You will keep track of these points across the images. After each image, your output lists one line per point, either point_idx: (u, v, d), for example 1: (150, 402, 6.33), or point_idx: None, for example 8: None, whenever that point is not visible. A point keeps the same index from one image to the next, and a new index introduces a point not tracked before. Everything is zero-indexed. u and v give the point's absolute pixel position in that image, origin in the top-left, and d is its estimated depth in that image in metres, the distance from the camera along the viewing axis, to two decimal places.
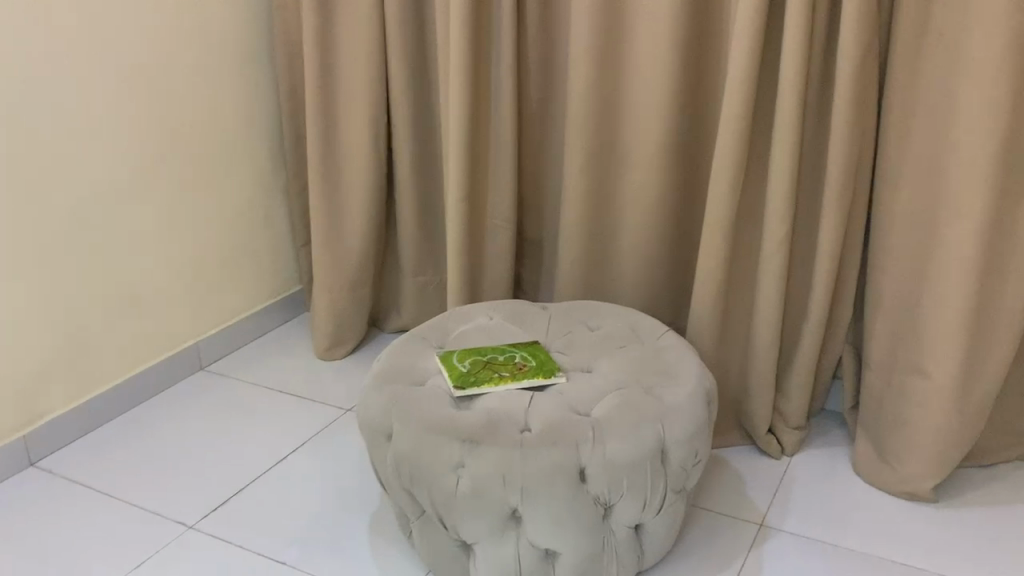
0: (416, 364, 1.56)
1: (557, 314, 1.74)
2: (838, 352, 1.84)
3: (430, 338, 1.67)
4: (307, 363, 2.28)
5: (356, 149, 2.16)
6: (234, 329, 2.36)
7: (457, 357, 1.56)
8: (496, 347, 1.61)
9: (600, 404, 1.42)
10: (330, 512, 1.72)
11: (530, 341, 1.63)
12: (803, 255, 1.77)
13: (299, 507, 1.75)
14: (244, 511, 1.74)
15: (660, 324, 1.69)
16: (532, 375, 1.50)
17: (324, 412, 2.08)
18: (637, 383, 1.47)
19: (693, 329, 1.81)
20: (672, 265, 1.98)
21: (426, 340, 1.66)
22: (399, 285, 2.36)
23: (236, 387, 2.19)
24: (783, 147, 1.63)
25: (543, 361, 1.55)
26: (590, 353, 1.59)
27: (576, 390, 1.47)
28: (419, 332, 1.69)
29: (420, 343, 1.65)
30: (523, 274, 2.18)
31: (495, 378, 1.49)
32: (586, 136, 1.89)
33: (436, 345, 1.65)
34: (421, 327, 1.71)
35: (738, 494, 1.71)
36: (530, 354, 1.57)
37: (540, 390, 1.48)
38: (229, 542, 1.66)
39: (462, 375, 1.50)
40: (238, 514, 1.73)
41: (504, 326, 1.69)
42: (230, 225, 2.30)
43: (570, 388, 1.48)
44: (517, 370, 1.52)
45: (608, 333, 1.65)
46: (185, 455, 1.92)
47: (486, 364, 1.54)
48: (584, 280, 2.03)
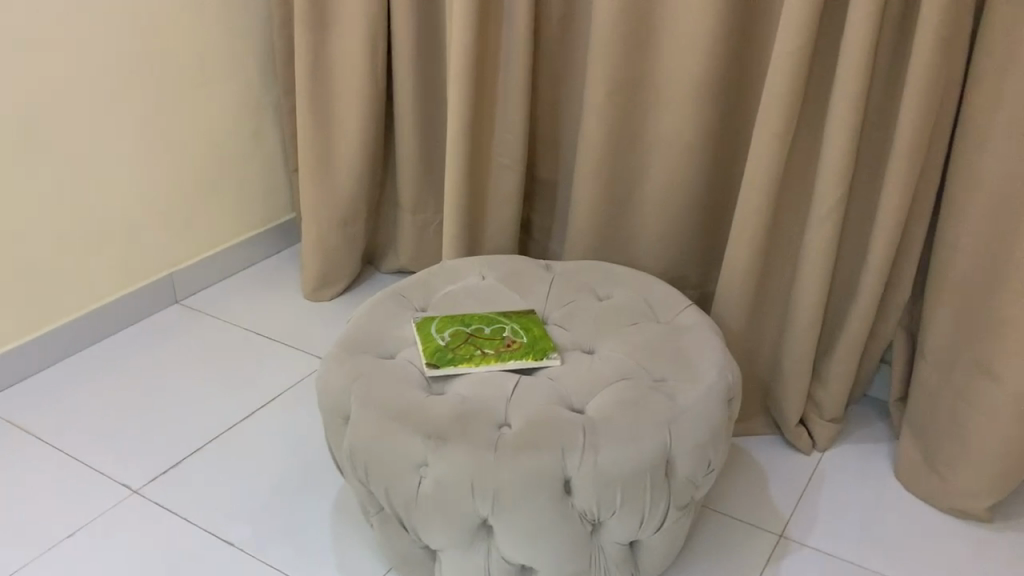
0: (385, 337, 1.34)
1: (562, 278, 1.50)
2: (888, 337, 1.57)
3: (411, 300, 1.44)
4: (291, 303, 2.07)
5: (349, 68, 1.89)
6: (214, 260, 2.15)
7: (435, 327, 1.33)
8: (484, 316, 1.38)
9: (597, 400, 1.19)
10: (292, 484, 1.54)
11: (524, 312, 1.39)
12: (858, 224, 1.49)
13: (259, 475, 1.56)
14: (198, 477, 1.55)
15: (680, 298, 1.44)
16: (520, 356, 1.27)
17: (302, 362, 1.87)
18: (643, 376, 1.24)
19: (721, 301, 1.56)
20: (702, 222, 1.71)
21: (405, 302, 1.43)
22: (397, 221, 2.11)
23: (211, 326, 1.99)
24: (846, 96, 1.34)
25: (535, 338, 1.32)
26: (593, 333, 1.36)
27: (569, 378, 1.24)
28: (400, 291, 1.46)
29: (398, 305, 1.42)
30: (533, 220, 1.93)
31: (477, 357, 1.27)
32: (610, 69, 1.60)
33: (417, 308, 1.43)
34: (402, 284, 1.48)
35: (757, 496, 1.48)
36: (522, 329, 1.34)
37: (528, 375, 1.26)
38: (175, 514, 1.47)
39: (438, 351, 1.27)
40: (190, 480, 1.55)
41: (498, 290, 1.45)
42: (213, 145, 2.06)
43: (563, 376, 1.24)
44: (503, 349, 1.29)
45: (617, 307, 1.40)
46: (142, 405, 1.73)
47: (469, 339, 1.31)
48: (600, 234, 1.77)
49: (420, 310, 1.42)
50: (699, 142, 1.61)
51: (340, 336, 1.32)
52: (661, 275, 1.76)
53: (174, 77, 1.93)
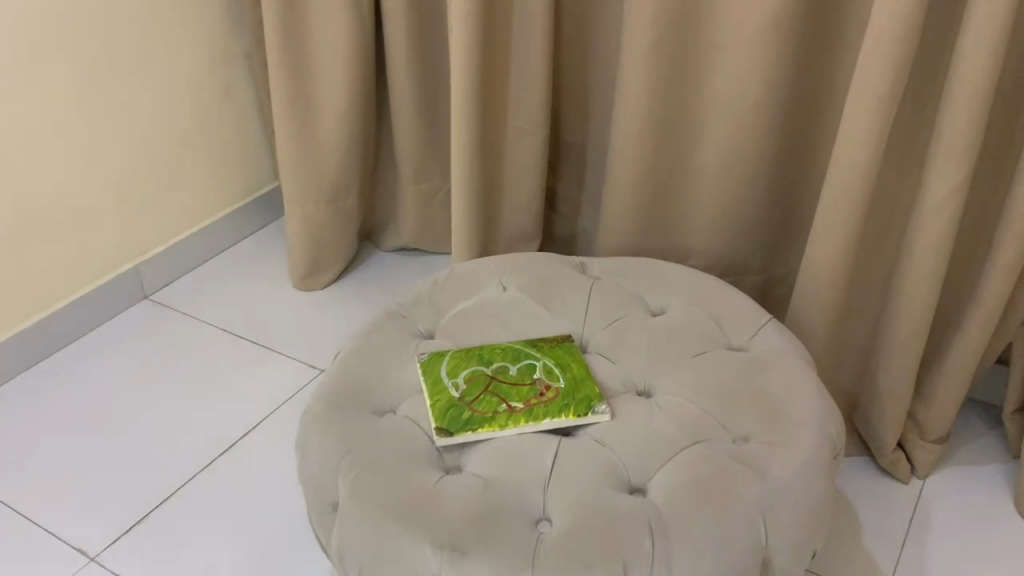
0: (376, 385, 1.04)
1: (602, 286, 1.19)
2: (1011, 339, 1.26)
3: (411, 326, 1.14)
4: (277, 294, 1.78)
5: (329, 15, 1.53)
6: (189, 246, 1.83)
7: (446, 370, 1.03)
8: (508, 346, 1.08)
9: (662, 478, 0.90)
10: (276, 552, 1.29)
11: (559, 340, 1.09)
12: (982, 205, 1.16)
13: (235, 539, 1.32)
14: (163, 542, 1.31)
15: (755, 311, 1.14)
16: (558, 413, 0.97)
17: (291, 373, 1.59)
18: (722, 440, 0.94)
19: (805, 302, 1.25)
20: (769, 195, 1.39)
21: (403, 329, 1.13)
22: (397, 191, 1.79)
23: (186, 328, 1.71)
24: (982, 50, 0.99)
25: (576, 381, 1.02)
26: (647, 369, 1.06)
27: (625, 442, 0.94)
28: (398, 313, 1.16)
29: (396, 335, 1.12)
30: (558, 189, 1.60)
31: (502, 416, 0.97)
32: (656, 14, 1.25)
33: (421, 334, 1.14)
34: (401, 302, 1.18)
35: (850, 544, 1.20)
36: (557, 367, 1.04)
37: (569, 438, 0.96)
38: None
39: (451, 409, 0.98)
40: (154, 545, 1.31)
41: (523, 306, 1.15)
42: (176, 113, 1.72)
43: (616, 439, 0.95)
44: (536, 401, 0.99)
45: (676, 330, 1.10)
46: (102, 444, 1.47)
47: (490, 383, 1.02)
48: (644, 213, 1.45)
49: (423, 339, 1.12)
50: (766, 99, 1.28)
51: (325, 386, 1.04)
52: (717, 259, 1.46)
53: (117, 38, 1.57)
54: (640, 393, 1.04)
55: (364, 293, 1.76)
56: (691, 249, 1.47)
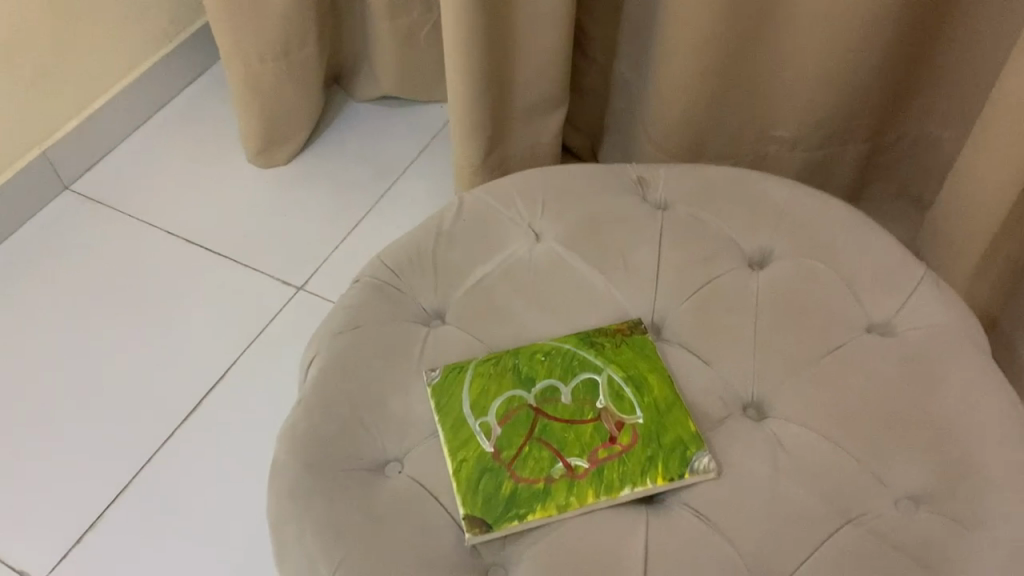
0: (369, 422, 0.73)
1: (676, 224, 0.83)
2: None
3: (410, 306, 0.81)
4: (229, 175, 1.40)
5: None
6: (105, 115, 1.41)
7: (469, 404, 0.71)
8: (555, 347, 0.74)
9: None
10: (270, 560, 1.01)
11: (626, 332, 0.75)
12: None
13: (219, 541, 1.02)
14: (126, 553, 1.02)
15: (899, 261, 0.80)
16: (639, 477, 0.67)
17: (263, 292, 1.25)
18: (885, 514, 0.65)
19: (967, 211, 0.92)
20: (897, 43, 0.99)
21: (398, 314, 0.80)
22: (369, 29, 1.36)
23: (117, 233, 1.33)
24: None
25: (659, 411, 0.70)
26: (755, 375, 0.74)
27: (746, 525, 0.65)
28: (389, 285, 0.82)
29: (388, 330, 0.79)
30: (584, 29, 1.18)
31: (560, 487, 0.66)
32: None
33: (427, 322, 0.81)
34: (392, 265, 0.83)
35: None
36: (630, 387, 0.72)
37: (658, 512, 0.67)
38: None
39: (484, 480, 0.67)
40: (116, 557, 1.01)
41: (568, 271, 0.81)
42: None
43: (728, 522, 0.65)
44: (604, 455, 0.68)
45: (790, 309, 0.77)
46: (22, 410, 1.14)
47: (536, 424, 0.70)
48: (716, 80, 1.05)
49: (429, 329, 0.79)
50: None
51: (302, 434, 0.72)
52: (811, 127, 1.08)
53: None
54: (745, 413, 0.73)
55: (343, 168, 1.39)
56: (778, 118, 1.09)
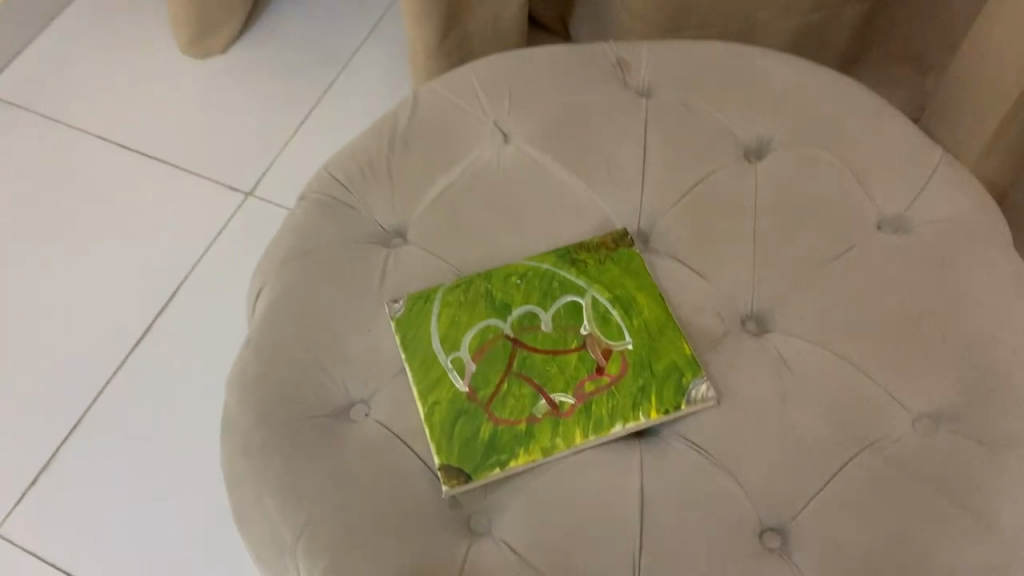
0: (328, 365, 0.65)
1: (662, 117, 0.74)
2: None
3: (367, 227, 0.73)
4: (162, 70, 1.26)
5: None
6: (14, 7, 1.25)
7: (439, 339, 0.64)
8: (531, 268, 0.67)
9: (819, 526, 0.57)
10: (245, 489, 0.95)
11: (609, 248, 0.67)
12: None
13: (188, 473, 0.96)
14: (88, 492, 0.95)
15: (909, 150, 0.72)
16: (630, 411, 0.60)
17: (209, 201, 1.14)
18: (901, 438, 0.59)
19: (989, 81, 0.83)
20: None
21: (353, 236, 0.72)
22: None
23: (42, 141, 1.20)
24: None
25: (650, 335, 0.63)
26: (755, 286, 0.67)
27: (751, 457, 0.59)
28: (341, 203, 0.74)
29: (343, 256, 0.70)
30: None
31: (544, 427, 0.60)
32: None
33: (388, 244, 0.72)
34: (344, 180, 0.75)
35: None
36: (616, 310, 0.64)
37: (652, 447, 0.60)
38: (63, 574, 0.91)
39: (458, 424, 0.60)
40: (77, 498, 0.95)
41: (543, 177, 0.72)
42: None
43: (731, 456, 0.59)
44: (590, 389, 0.61)
45: (793, 210, 0.69)
46: None
47: (514, 358, 0.63)
48: None
49: (390, 250, 0.71)
50: None
51: (256, 383, 0.65)
52: None
53: None
54: (743, 327, 0.66)
55: (287, 55, 1.26)
56: None
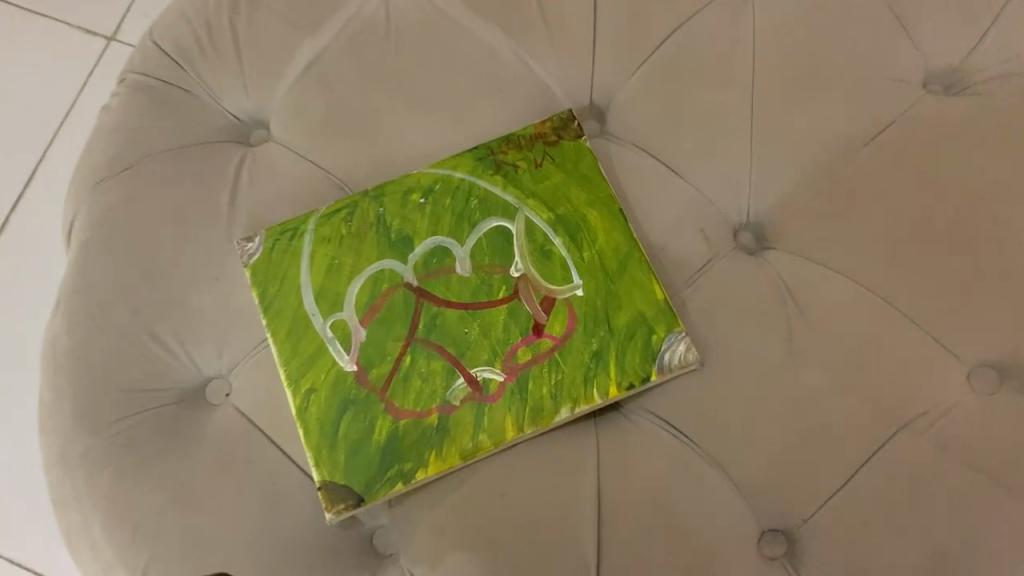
0: (163, 333, 0.47)
1: None
2: None
3: (209, 118, 0.52)
4: None
5: None
6: None
7: (313, 295, 0.45)
8: (440, 178, 0.47)
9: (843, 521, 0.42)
10: None
11: (548, 142, 0.48)
12: None
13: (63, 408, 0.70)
14: None
15: None
16: (579, 388, 0.43)
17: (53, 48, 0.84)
18: (954, 407, 0.43)
19: None
20: None
21: (191, 133, 0.52)
22: None
23: None
24: None
25: (607, 272, 0.45)
26: (750, 186, 0.49)
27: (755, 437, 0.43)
28: (174, 87, 0.53)
29: (177, 167, 0.50)
30: None
31: (463, 420, 0.43)
32: None
33: (250, 140, 0.53)
34: (175, 56, 0.54)
35: None
36: (559, 238, 0.46)
37: (615, 433, 0.44)
38: None
39: (344, 422, 0.43)
40: None
41: (454, 36, 0.52)
42: None
43: (721, 440, 0.43)
44: (526, 359, 0.44)
45: (805, 75, 0.50)
46: None
47: (419, 316, 0.45)
48: None
49: (246, 147, 0.52)
50: None
51: (77, 357, 0.47)
52: None
53: None
54: (735, 242, 0.48)
55: None
56: None
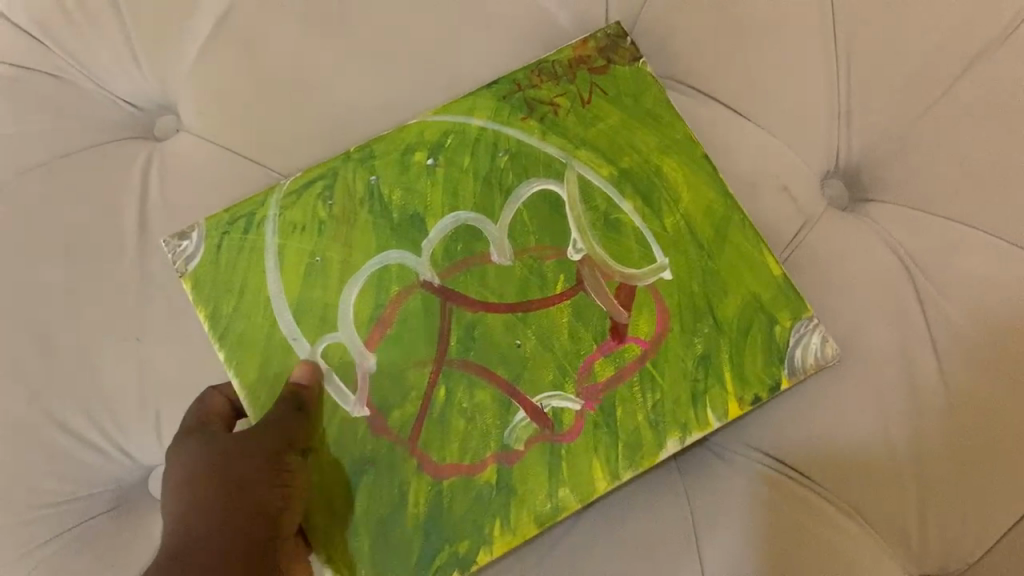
0: (72, 417, 0.31)
1: None
2: None
3: (92, 114, 0.35)
4: None
5: None
6: None
7: (291, 312, 0.31)
8: (452, 126, 0.34)
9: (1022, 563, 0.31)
10: None
11: (594, 69, 0.35)
12: None
13: None
14: None
15: None
16: (686, 408, 0.31)
17: None
18: None
19: None
20: None
21: (66, 139, 0.34)
22: None
23: None
24: None
25: (700, 242, 0.33)
26: (839, 123, 0.35)
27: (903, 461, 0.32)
28: (36, 72, 0.35)
29: (58, 183, 0.33)
30: None
31: (533, 472, 0.30)
32: None
33: (160, 134, 0.36)
34: (27, 27, 0.36)
35: None
36: (628, 202, 0.33)
37: (704, 480, 0.33)
38: None
39: (363, 494, 0.30)
40: None
41: None
42: None
43: (858, 473, 0.32)
44: (608, 373, 0.31)
45: None
46: None
47: (450, 326, 0.31)
48: None
49: (153, 146, 0.35)
50: None
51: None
52: None
53: None
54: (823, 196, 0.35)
55: None
56: None
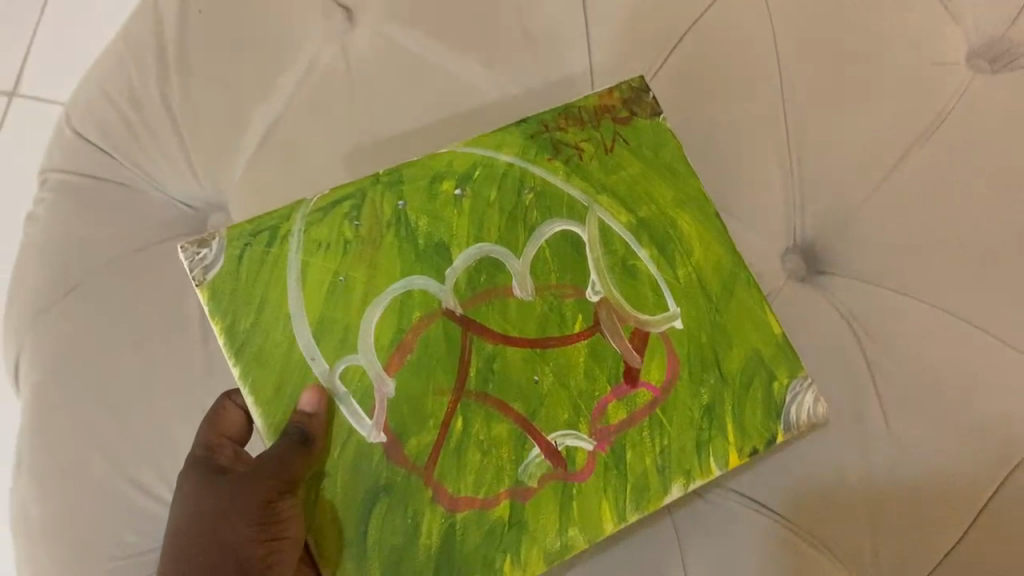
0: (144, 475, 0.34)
1: None
2: None
3: (152, 214, 0.38)
4: None
5: None
6: None
7: (311, 329, 0.32)
8: (479, 161, 0.35)
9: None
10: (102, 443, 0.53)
11: (619, 119, 0.37)
12: None
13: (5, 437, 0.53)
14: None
15: None
16: (690, 455, 0.33)
17: None
18: None
19: None
20: None
21: (131, 243, 0.37)
22: None
23: None
24: None
25: (708, 296, 0.35)
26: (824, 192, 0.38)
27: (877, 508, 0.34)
28: (105, 180, 0.38)
29: (134, 271, 0.36)
30: None
31: (544, 509, 0.32)
32: None
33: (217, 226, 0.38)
34: (95, 140, 0.39)
35: None
36: (644, 250, 0.35)
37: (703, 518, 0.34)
38: None
39: (374, 522, 0.30)
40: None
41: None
42: None
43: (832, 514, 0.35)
44: (619, 416, 0.33)
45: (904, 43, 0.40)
46: None
47: (475, 360, 0.32)
48: None
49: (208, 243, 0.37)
50: None
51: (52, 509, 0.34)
52: None
53: None
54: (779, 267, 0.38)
55: None
56: None
